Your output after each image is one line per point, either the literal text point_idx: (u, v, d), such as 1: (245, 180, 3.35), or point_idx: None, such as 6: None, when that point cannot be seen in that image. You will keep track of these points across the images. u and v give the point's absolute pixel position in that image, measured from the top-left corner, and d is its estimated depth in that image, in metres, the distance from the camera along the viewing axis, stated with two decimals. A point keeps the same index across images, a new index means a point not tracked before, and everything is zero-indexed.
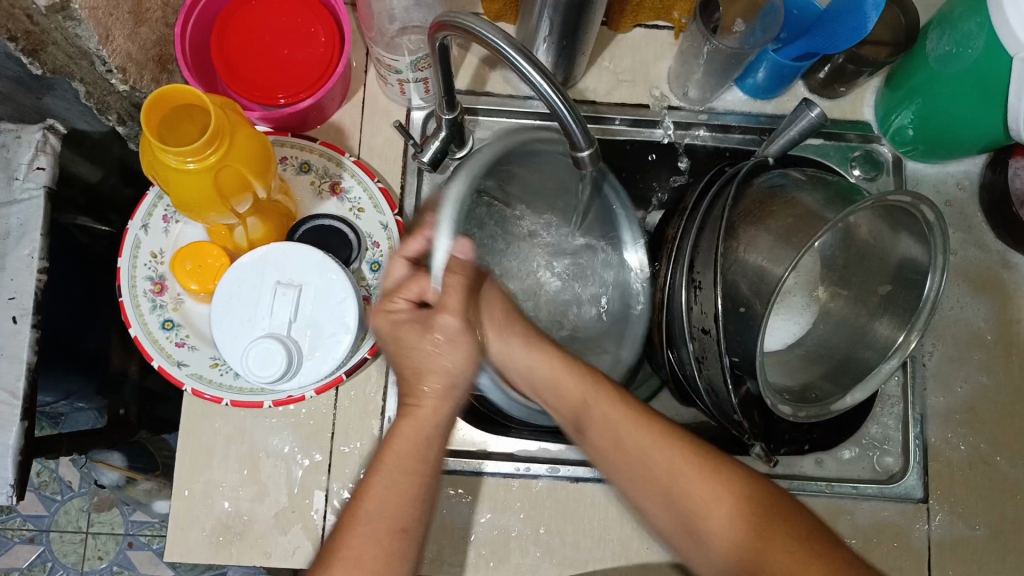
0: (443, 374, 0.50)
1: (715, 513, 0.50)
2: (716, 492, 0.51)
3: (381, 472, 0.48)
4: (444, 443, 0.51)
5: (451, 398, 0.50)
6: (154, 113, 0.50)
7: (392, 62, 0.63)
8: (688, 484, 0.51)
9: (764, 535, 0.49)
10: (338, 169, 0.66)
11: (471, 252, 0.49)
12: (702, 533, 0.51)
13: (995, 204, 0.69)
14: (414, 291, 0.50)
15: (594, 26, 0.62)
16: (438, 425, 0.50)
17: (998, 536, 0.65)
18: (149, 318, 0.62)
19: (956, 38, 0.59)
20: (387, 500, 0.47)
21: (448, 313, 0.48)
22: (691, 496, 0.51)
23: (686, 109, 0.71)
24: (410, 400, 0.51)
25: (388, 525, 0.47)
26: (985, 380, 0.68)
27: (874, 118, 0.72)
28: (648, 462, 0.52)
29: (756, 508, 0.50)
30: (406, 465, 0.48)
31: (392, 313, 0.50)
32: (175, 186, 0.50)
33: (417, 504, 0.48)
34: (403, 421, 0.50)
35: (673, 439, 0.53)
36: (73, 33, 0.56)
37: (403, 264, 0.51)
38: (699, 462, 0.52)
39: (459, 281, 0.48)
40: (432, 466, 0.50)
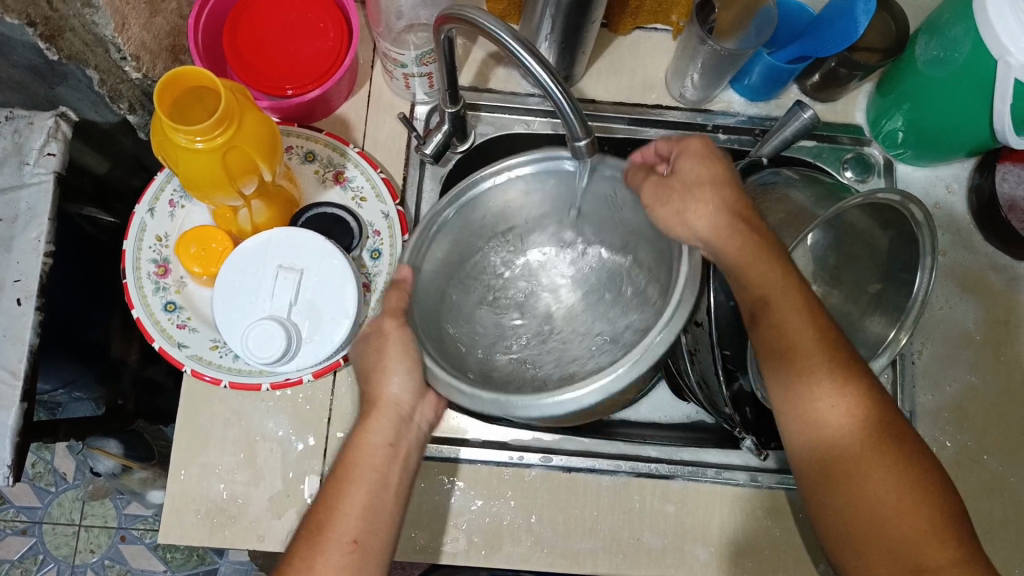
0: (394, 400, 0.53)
1: (824, 396, 0.51)
2: (837, 388, 0.51)
3: (343, 484, 0.52)
4: (404, 465, 0.54)
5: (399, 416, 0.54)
6: (166, 93, 0.51)
7: (397, 56, 0.64)
8: (801, 370, 0.51)
9: (871, 442, 0.50)
10: (342, 159, 0.67)
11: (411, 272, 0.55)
12: (809, 414, 0.51)
13: (984, 207, 0.70)
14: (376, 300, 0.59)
15: (594, 26, 0.64)
16: (388, 440, 0.53)
17: (987, 535, 0.66)
18: (152, 299, 0.63)
19: (943, 43, 0.61)
20: (350, 510, 0.51)
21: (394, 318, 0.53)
22: (810, 381, 0.51)
23: (685, 109, 0.72)
24: (372, 411, 0.54)
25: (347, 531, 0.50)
26: (973, 379, 0.69)
27: (866, 121, 0.73)
28: (792, 343, 0.52)
29: (870, 417, 0.50)
30: (364, 477, 0.52)
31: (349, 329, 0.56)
32: (183, 165, 0.51)
33: (377, 519, 0.51)
34: (366, 434, 0.53)
35: (816, 321, 0.53)
36: (91, 20, 0.58)
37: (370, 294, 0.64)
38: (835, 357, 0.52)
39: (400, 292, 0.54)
40: (391, 480, 0.53)
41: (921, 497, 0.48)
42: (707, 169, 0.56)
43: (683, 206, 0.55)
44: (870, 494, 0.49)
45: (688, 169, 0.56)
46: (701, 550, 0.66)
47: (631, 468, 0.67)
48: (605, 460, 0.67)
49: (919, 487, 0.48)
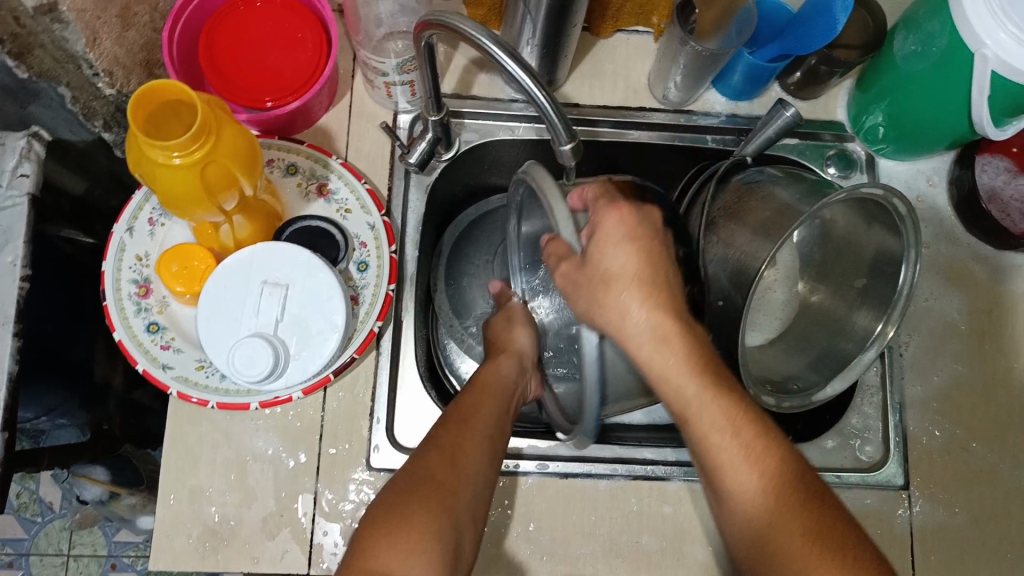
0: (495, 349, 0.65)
1: (740, 475, 0.48)
2: (756, 461, 0.48)
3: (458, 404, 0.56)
4: (510, 410, 0.58)
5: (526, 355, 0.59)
6: (141, 109, 0.50)
7: (378, 65, 0.63)
8: (716, 447, 0.48)
9: (784, 515, 0.46)
10: (324, 171, 0.66)
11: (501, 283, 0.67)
12: (727, 491, 0.49)
13: (964, 198, 0.71)
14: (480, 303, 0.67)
15: (575, 29, 0.64)
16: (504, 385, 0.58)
17: (980, 522, 0.67)
18: (134, 321, 0.62)
19: (921, 37, 0.62)
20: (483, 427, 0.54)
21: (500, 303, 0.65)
22: (736, 462, 0.48)
23: (668, 111, 0.73)
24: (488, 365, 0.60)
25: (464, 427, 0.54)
26: (960, 369, 0.70)
27: (846, 117, 0.74)
28: (702, 425, 0.49)
29: (786, 492, 0.47)
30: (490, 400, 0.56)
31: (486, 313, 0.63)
32: (161, 182, 0.50)
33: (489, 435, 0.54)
34: (486, 371, 0.59)
35: (723, 395, 0.49)
36: (61, 36, 0.56)
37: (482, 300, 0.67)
38: (742, 430, 0.48)
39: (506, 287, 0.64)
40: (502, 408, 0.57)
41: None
42: (633, 249, 0.50)
43: (601, 294, 0.49)
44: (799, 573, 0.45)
45: (607, 262, 0.50)
46: (700, 551, 0.66)
47: (627, 471, 0.67)
48: (601, 465, 0.67)
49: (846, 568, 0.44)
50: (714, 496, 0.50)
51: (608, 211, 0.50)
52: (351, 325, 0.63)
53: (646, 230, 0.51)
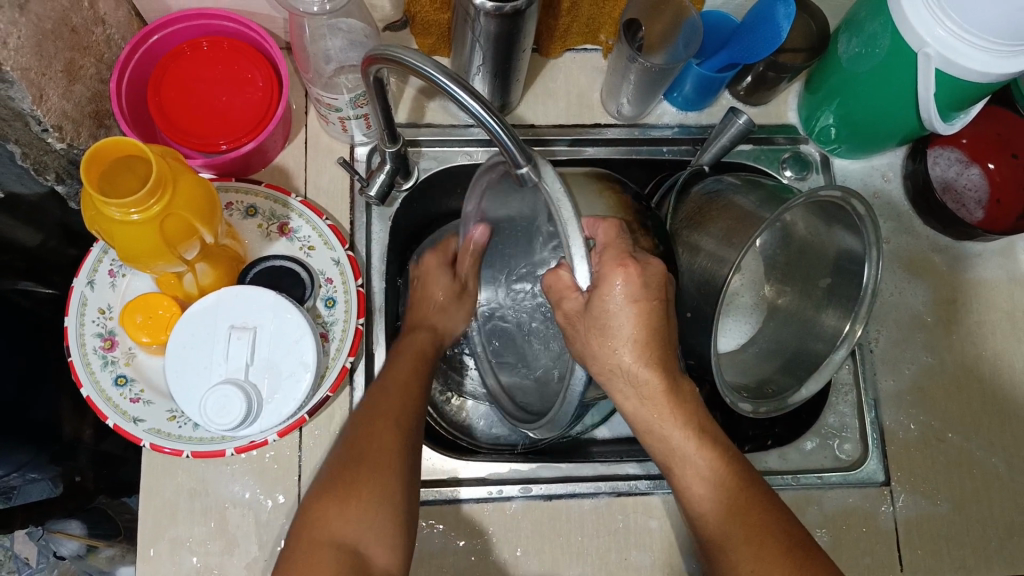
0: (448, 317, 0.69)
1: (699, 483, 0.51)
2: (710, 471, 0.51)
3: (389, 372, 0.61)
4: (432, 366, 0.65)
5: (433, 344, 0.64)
6: (92, 166, 0.49)
7: (331, 101, 0.64)
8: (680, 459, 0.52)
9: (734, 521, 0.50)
10: (285, 211, 0.66)
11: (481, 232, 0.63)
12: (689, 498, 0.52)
13: (918, 191, 0.72)
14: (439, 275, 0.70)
15: (524, 54, 0.65)
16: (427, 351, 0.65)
17: (962, 510, 0.67)
18: (100, 375, 0.61)
19: (863, 39, 0.63)
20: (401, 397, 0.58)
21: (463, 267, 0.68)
22: (698, 476, 0.52)
23: (622, 125, 0.74)
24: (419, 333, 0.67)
25: (401, 387, 0.59)
26: (929, 359, 0.71)
27: (798, 120, 0.75)
28: (664, 445, 0.53)
29: (737, 499, 0.51)
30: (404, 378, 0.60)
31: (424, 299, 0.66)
32: (119, 239, 0.49)
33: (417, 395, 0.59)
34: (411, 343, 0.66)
35: (686, 413, 0.52)
36: (6, 95, 0.56)
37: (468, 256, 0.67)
38: (700, 448, 0.52)
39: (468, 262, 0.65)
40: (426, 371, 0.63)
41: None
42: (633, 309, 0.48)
43: (594, 340, 0.50)
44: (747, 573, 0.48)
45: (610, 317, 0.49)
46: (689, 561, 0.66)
47: (611, 488, 0.67)
48: (584, 484, 0.67)
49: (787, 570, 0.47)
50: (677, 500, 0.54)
51: (614, 270, 0.48)
52: (322, 362, 0.63)
53: (650, 292, 0.49)
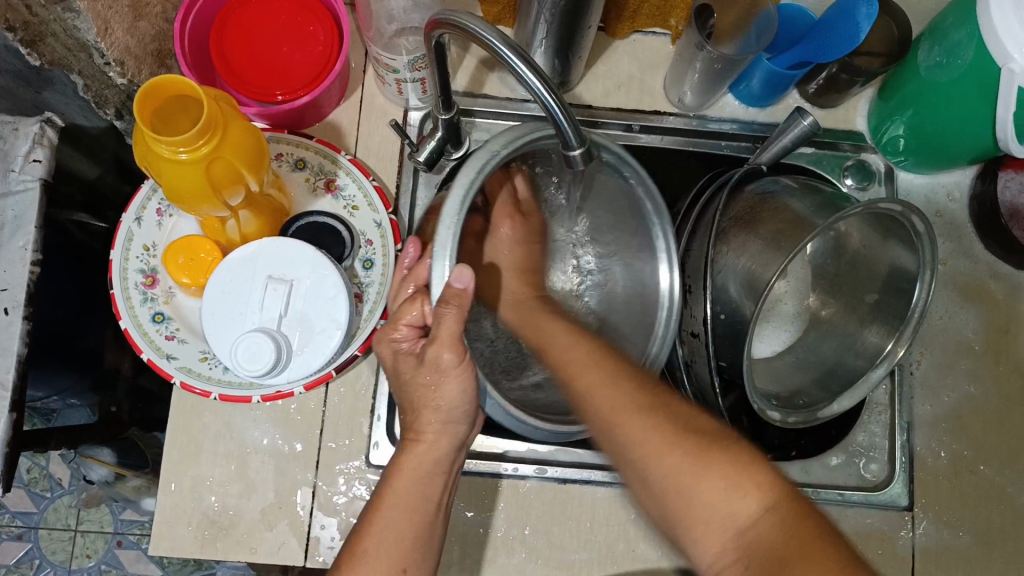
0: (439, 410, 0.51)
1: (741, 512, 0.43)
2: (747, 497, 0.43)
3: (381, 511, 0.49)
4: (446, 481, 0.52)
5: (450, 431, 0.52)
6: (147, 104, 0.49)
7: (389, 62, 0.63)
8: (707, 494, 0.44)
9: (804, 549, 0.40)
10: (333, 167, 0.66)
11: (468, 279, 0.45)
12: (731, 537, 0.43)
13: (985, 214, 0.69)
14: (415, 316, 0.51)
15: (589, 31, 0.63)
16: (437, 462, 0.51)
17: (985, 544, 0.66)
18: (140, 311, 0.61)
19: (945, 49, 0.60)
20: (390, 533, 0.48)
21: (442, 350, 0.48)
22: (631, 423, 0.48)
23: (682, 115, 0.71)
24: (410, 436, 0.52)
25: (408, 508, 0.49)
26: (973, 389, 0.68)
27: (866, 127, 0.72)
28: (598, 405, 0.49)
29: (796, 519, 0.42)
30: (407, 503, 0.49)
31: (394, 340, 0.52)
32: (167, 177, 0.49)
33: (417, 543, 0.49)
34: (404, 456, 0.51)
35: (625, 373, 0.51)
36: (72, 25, 0.56)
37: (412, 288, 0.53)
38: (728, 467, 0.45)
39: (452, 314, 0.46)
40: (433, 504, 0.51)
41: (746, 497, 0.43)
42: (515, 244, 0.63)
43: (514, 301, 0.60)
44: (756, 538, 0.42)
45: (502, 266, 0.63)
46: None
47: None
48: (601, 472, 0.66)
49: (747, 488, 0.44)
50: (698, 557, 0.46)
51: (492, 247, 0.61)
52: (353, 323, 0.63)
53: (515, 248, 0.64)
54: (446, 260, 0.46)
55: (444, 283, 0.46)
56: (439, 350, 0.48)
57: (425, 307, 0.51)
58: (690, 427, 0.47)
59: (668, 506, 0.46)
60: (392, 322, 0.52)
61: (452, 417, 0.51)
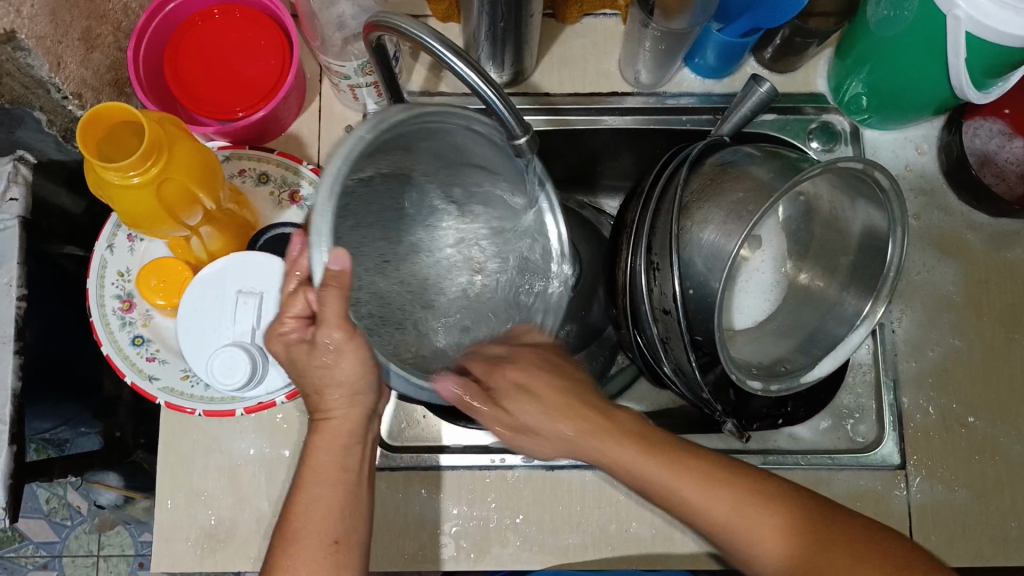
0: (341, 384, 0.50)
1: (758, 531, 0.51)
2: (753, 519, 0.51)
3: (304, 490, 0.50)
4: (363, 451, 0.54)
5: (356, 403, 0.52)
6: (91, 133, 0.50)
7: (340, 69, 0.64)
8: (738, 519, 0.51)
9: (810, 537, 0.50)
10: (296, 178, 0.67)
11: (346, 260, 0.43)
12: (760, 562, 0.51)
13: (953, 164, 0.68)
14: (301, 308, 0.49)
15: (534, 19, 0.63)
16: (351, 434, 0.52)
17: (981, 497, 0.65)
18: (119, 335, 0.63)
19: (891, 2, 0.59)
20: (315, 510, 0.50)
21: (330, 330, 0.47)
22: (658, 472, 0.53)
23: (642, 94, 0.71)
24: (320, 415, 0.53)
25: (331, 480, 0.51)
26: (957, 342, 0.68)
27: (827, 88, 0.71)
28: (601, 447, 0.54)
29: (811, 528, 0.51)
30: (329, 476, 0.51)
31: (282, 334, 0.50)
32: (119, 203, 0.50)
33: (344, 512, 0.51)
34: (317, 434, 0.52)
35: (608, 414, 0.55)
36: (25, 63, 0.57)
37: (293, 281, 0.49)
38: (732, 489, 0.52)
39: (337, 296, 0.45)
40: (356, 474, 0.52)
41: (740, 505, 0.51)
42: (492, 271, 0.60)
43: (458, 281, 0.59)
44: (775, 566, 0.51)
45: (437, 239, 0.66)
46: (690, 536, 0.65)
47: None
48: None
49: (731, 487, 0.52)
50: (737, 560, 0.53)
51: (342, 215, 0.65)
52: None
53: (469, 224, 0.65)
54: (318, 243, 0.43)
55: (321, 268, 0.43)
56: (328, 331, 0.47)
57: (312, 295, 0.49)
58: (682, 451, 0.54)
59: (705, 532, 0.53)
60: (279, 316, 0.50)
61: (360, 389, 0.51)
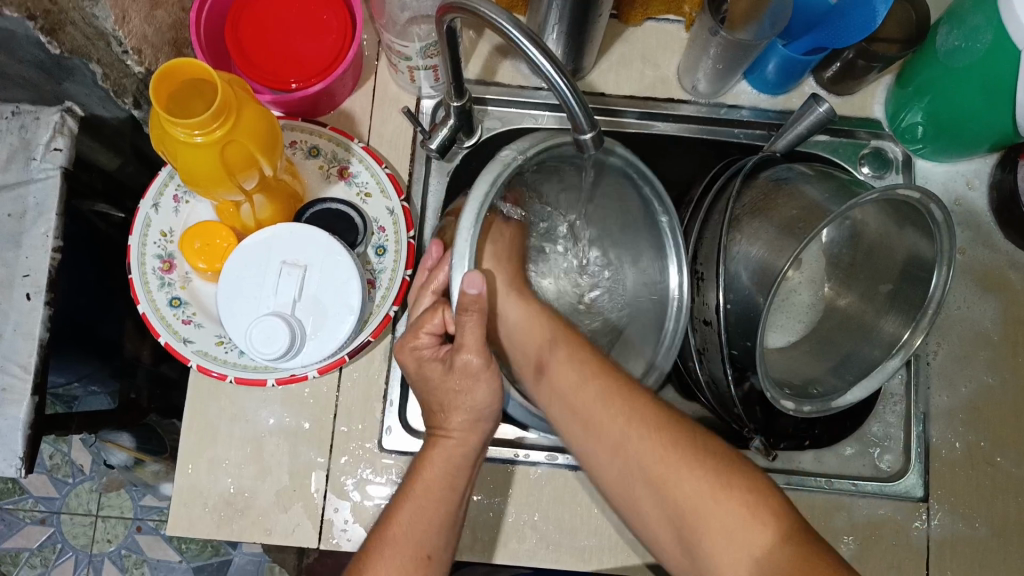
0: (469, 411, 0.52)
1: (726, 520, 0.45)
2: (731, 496, 0.46)
3: (409, 501, 0.51)
4: (471, 474, 0.54)
5: (477, 429, 0.53)
6: (162, 86, 0.50)
7: (402, 49, 0.63)
8: (687, 494, 0.46)
9: (785, 544, 0.43)
10: (346, 155, 0.66)
11: (480, 283, 0.47)
12: (721, 556, 0.45)
13: (1003, 201, 0.68)
14: (436, 325, 0.52)
15: (601, 19, 0.63)
16: (465, 458, 0.53)
17: (1001, 537, 0.65)
18: (157, 295, 0.63)
19: (963, 33, 0.59)
20: (416, 523, 0.51)
21: (468, 354, 0.50)
22: (603, 409, 0.49)
23: (696, 103, 0.71)
24: (441, 432, 0.54)
25: (437, 496, 0.52)
26: (990, 380, 0.67)
27: (883, 115, 0.71)
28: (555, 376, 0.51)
29: (776, 522, 0.45)
30: (435, 492, 0.52)
31: (417, 352, 0.53)
32: (181, 159, 0.50)
33: (441, 529, 0.52)
34: (434, 451, 0.53)
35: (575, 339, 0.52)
36: (91, 13, 0.57)
37: (430, 298, 0.55)
38: (704, 460, 0.47)
39: (474, 321, 0.48)
40: (458, 495, 0.53)
41: (680, 461, 0.47)
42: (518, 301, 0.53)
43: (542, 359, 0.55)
44: (714, 536, 0.45)
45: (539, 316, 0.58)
46: None
47: None
48: None
49: (684, 449, 0.48)
50: (684, 545, 0.47)
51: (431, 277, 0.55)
52: (367, 308, 0.63)
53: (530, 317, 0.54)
54: (464, 265, 0.48)
55: (460, 289, 0.47)
56: (467, 355, 0.50)
57: (447, 316, 0.52)
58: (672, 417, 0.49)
59: (654, 497, 0.48)
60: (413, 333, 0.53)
61: (478, 415, 0.52)
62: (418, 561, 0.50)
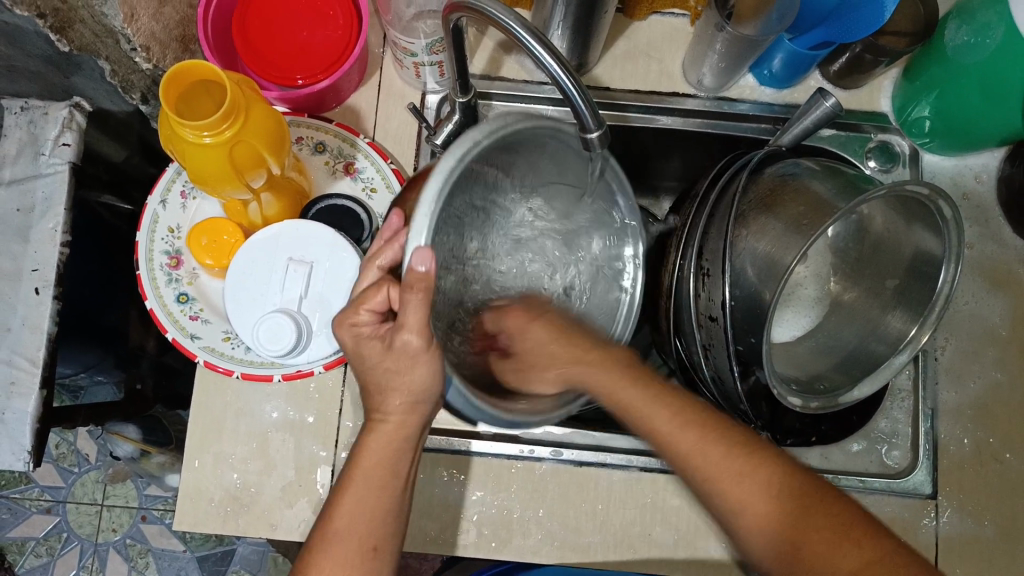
0: (406, 392, 0.49)
1: (756, 509, 0.49)
2: (768, 485, 0.49)
3: (351, 493, 0.50)
4: (413, 455, 0.53)
5: (415, 411, 0.51)
6: (172, 88, 0.50)
7: (407, 45, 0.63)
8: (724, 480, 0.50)
9: (821, 533, 0.47)
10: (352, 150, 0.66)
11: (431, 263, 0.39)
12: (752, 533, 0.49)
13: (1013, 198, 0.68)
14: (380, 302, 0.49)
15: (608, 14, 0.63)
16: (406, 439, 0.52)
17: (1008, 536, 0.64)
18: (164, 291, 0.63)
19: (974, 28, 0.59)
20: (358, 517, 0.50)
21: (407, 333, 0.45)
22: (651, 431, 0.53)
23: (703, 98, 0.71)
24: (376, 415, 0.52)
25: (382, 481, 0.51)
26: (998, 376, 0.67)
27: (891, 108, 0.71)
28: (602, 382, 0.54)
29: (811, 511, 0.48)
30: (376, 481, 0.51)
31: (357, 328, 0.49)
32: (190, 160, 0.50)
33: (388, 518, 0.52)
34: (369, 436, 0.52)
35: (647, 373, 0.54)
36: (100, 11, 0.57)
37: (376, 271, 0.50)
38: (732, 447, 0.50)
39: (418, 300, 0.43)
40: (400, 478, 0.52)
41: (721, 448, 0.51)
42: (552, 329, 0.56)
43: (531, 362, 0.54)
44: (747, 527, 0.49)
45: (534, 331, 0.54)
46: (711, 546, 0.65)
47: (642, 463, 0.66)
48: (616, 455, 0.66)
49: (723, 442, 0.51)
50: (724, 522, 0.52)
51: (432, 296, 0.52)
52: None
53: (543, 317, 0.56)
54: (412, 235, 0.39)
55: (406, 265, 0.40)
56: (407, 336, 0.45)
57: (392, 291, 0.48)
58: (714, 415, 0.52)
59: (695, 479, 0.51)
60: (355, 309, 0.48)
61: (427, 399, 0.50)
62: (365, 550, 0.50)
